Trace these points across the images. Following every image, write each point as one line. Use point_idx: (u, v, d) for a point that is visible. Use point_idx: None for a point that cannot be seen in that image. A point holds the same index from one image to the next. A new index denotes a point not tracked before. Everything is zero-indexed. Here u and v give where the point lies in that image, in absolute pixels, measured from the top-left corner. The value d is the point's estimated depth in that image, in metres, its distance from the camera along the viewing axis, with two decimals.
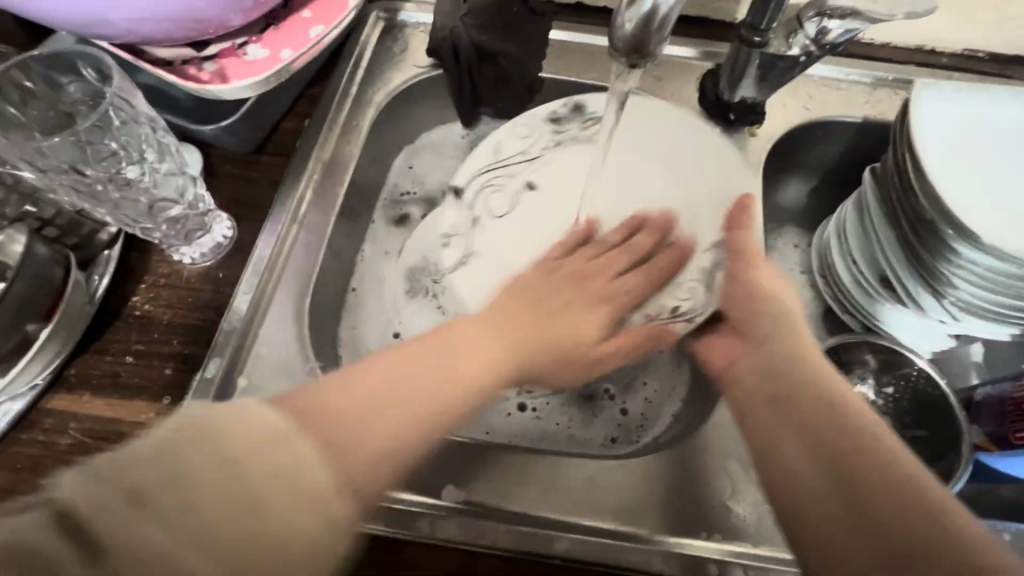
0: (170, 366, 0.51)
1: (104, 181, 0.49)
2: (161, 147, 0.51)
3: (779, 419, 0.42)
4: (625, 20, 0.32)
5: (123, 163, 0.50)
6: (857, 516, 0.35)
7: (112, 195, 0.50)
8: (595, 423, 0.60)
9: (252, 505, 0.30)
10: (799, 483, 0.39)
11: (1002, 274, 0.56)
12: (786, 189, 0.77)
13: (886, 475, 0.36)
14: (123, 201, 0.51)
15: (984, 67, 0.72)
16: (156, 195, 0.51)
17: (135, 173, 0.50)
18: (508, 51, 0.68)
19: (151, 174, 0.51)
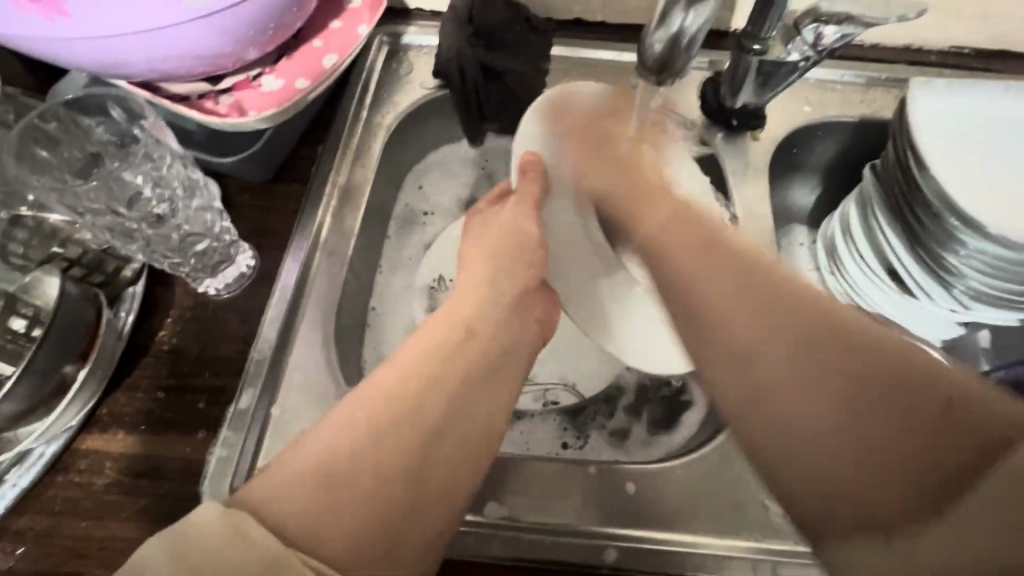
0: (203, 399, 0.50)
1: (138, 221, 0.51)
2: (189, 184, 0.53)
3: (760, 314, 0.42)
4: (654, 40, 0.33)
5: (153, 202, 0.52)
6: (817, 417, 0.38)
7: (146, 234, 0.52)
8: (634, 420, 0.61)
9: (302, 528, 0.34)
10: (799, 405, 0.39)
11: (1007, 260, 0.59)
12: (789, 188, 0.79)
13: (867, 363, 0.38)
14: (155, 238, 0.52)
15: (969, 63, 0.75)
16: (187, 230, 0.53)
17: (166, 209, 0.52)
18: (514, 69, 0.69)
19: (182, 210, 0.52)
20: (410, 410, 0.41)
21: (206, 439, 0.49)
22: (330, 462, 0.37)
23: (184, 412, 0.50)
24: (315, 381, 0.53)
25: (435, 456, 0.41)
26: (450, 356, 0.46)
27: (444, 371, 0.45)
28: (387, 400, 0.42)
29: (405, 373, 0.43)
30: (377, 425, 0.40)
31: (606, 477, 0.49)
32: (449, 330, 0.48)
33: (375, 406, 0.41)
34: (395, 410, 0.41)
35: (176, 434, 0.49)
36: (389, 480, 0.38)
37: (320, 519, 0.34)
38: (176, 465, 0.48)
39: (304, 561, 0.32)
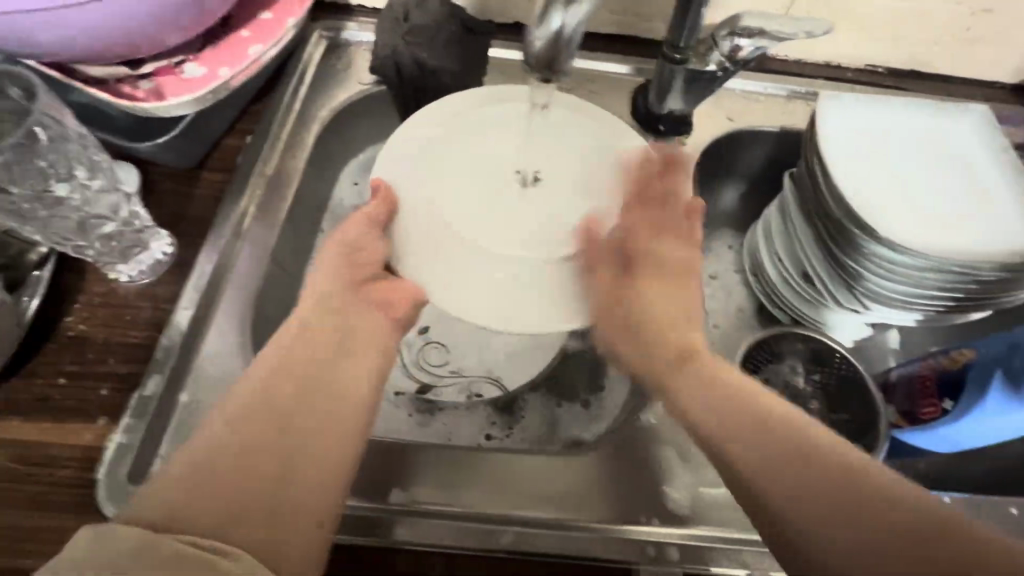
0: (106, 386, 0.50)
1: (31, 201, 0.49)
2: (92, 164, 0.51)
3: (794, 467, 0.41)
4: (536, 38, 0.35)
5: (52, 181, 0.49)
6: (836, 535, 0.38)
7: (40, 214, 0.49)
8: (554, 414, 0.63)
9: (180, 522, 0.35)
10: (801, 524, 0.39)
11: (899, 266, 0.62)
12: (718, 194, 0.83)
13: (833, 521, 0.38)
14: (52, 219, 0.50)
15: (882, 81, 0.80)
16: (88, 213, 0.51)
17: (65, 191, 0.50)
18: (449, 68, 0.70)
19: (82, 191, 0.51)
20: (280, 410, 0.43)
21: (107, 426, 0.48)
22: (216, 463, 0.38)
23: (85, 399, 0.49)
24: (228, 369, 0.52)
25: (307, 438, 0.42)
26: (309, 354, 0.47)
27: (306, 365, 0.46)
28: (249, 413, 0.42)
29: (252, 389, 0.43)
30: (237, 422, 0.41)
31: (509, 464, 0.51)
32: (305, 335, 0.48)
33: (228, 415, 0.41)
34: (247, 408, 0.42)
35: (75, 421, 0.48)
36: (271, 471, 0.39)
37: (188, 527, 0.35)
38: (72, 453, 0.47)
39: (183, 542, 0.32)
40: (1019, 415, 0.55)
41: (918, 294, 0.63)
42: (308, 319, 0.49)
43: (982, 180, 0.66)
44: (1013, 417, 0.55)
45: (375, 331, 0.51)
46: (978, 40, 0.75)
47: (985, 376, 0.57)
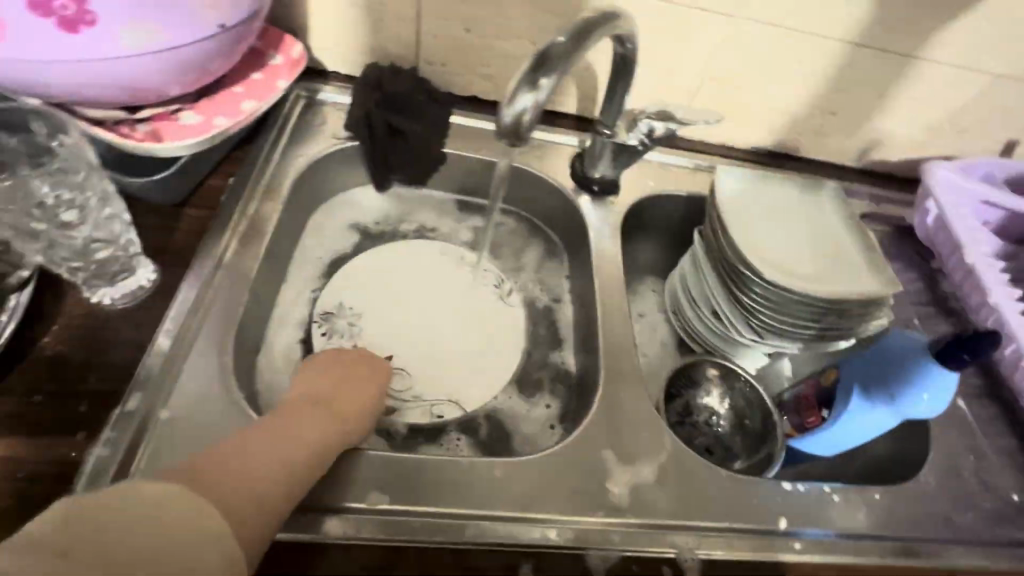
0: (85, 402, 0.51)
1: (43, 222, 0.55)
2: (103, 195, 0.57)
3: None
4: (506, 114, 0.47)
5: (62, 208, 0.55)
6: None
7: (51, 234, 0.55)
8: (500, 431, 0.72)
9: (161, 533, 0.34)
10: None
11: (783, 300, 0.77)
12: (642, 245, 0.98)
13: None
14: (59, 241, 0.56)
15: (764, 160, 1.00)
16: (92, 237, 0.56)
17: (73, 218, 0.56)
18: (416, 130, 0.81)
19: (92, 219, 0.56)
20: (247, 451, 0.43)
21: (86, 440, 0.49)
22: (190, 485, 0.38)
23: (63, 415, 0.50)
24: (207, 386, 0.56)
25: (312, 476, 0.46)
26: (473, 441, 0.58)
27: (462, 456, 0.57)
28: (269, 448, 0.45)
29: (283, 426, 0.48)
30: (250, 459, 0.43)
31: (477, 469, 0.56)
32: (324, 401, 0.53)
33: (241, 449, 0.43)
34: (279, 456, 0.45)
35: (53, 436, 0.49)
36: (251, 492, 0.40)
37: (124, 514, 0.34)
38: (50, 466, 0.48)
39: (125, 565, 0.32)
40: (875, 413, 0.67)
41: (798, 324, 0.78)
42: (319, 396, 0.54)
43: (840, 237, 0.85)
44: (870, 416, 0.68)
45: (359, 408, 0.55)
46: (829, 133, 0.97)
47: (846, 390, 0.70)
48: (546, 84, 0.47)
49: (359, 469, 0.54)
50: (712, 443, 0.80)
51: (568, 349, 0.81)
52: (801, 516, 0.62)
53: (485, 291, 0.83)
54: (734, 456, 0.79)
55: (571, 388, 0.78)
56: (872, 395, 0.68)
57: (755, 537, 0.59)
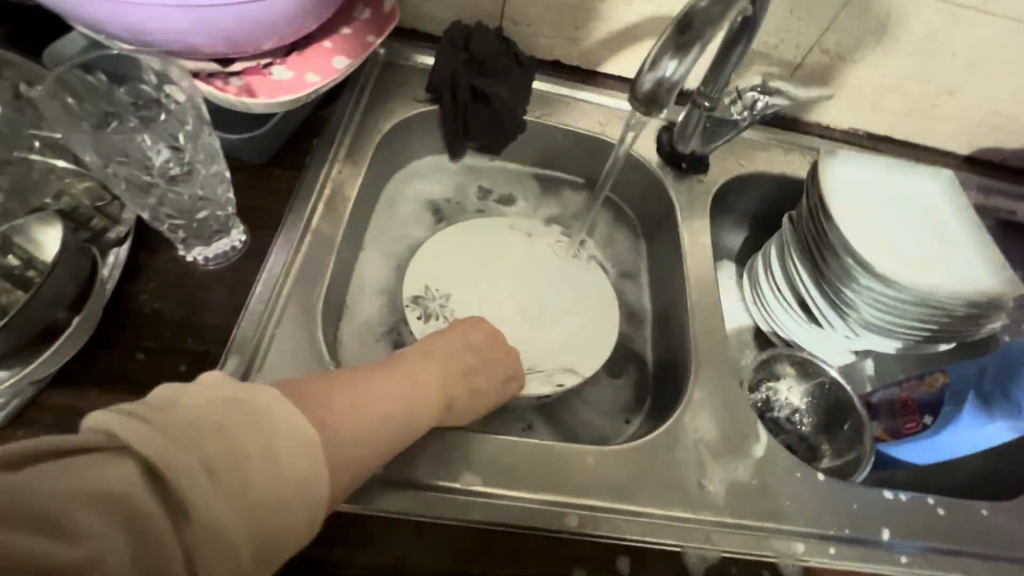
0: (185, 362, 0.51)
1: (155, 178, 0.55)
2: (210, 151, 0.56)
3: None
4: (644, 80, 0.43)
5: (172, 163, 0.56)
6: None
7: (160, 190, 0.55)
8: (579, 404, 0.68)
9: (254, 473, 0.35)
10: None
11: (888, 297, 0.71)
12: (723, 228, 0.93)
13: None
14: (168, 196, 0.55)
15: (863, 142, 0.92)
16: (198, 194, 0.55)
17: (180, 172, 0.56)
18: (502, 95, 0.77)
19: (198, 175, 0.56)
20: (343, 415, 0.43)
21: None
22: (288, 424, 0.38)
23: (165, 374, 0.50)
24: (301, 352, 0.55)
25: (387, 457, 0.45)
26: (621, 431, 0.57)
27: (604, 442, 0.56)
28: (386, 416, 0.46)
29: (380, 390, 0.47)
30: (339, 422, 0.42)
31: (568, 455, 0.54)
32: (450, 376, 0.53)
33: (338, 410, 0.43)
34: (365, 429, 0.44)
35: None
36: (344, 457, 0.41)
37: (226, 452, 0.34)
38: None
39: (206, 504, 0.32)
40: (993, 429, 0.64)
41: (905, 323, 0.72)
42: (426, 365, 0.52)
43: (950, 231, 0.78)
44: (987, 432, 0.65)
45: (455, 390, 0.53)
46: (941, 116, 0.89)
47: (958, 396, 0.68)
48: (694, 48, 0.43)
49: (453, 450, 0.53)
50: (794, 442, 0.75)
51: (645, 333, 0.78)
52: (903, 526, 0.58)
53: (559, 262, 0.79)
54: (818, 456, 0.74)
55: (651, 373, 0.75)
56: (992, 411, 0.64)
57: (856, 548, 0.56)
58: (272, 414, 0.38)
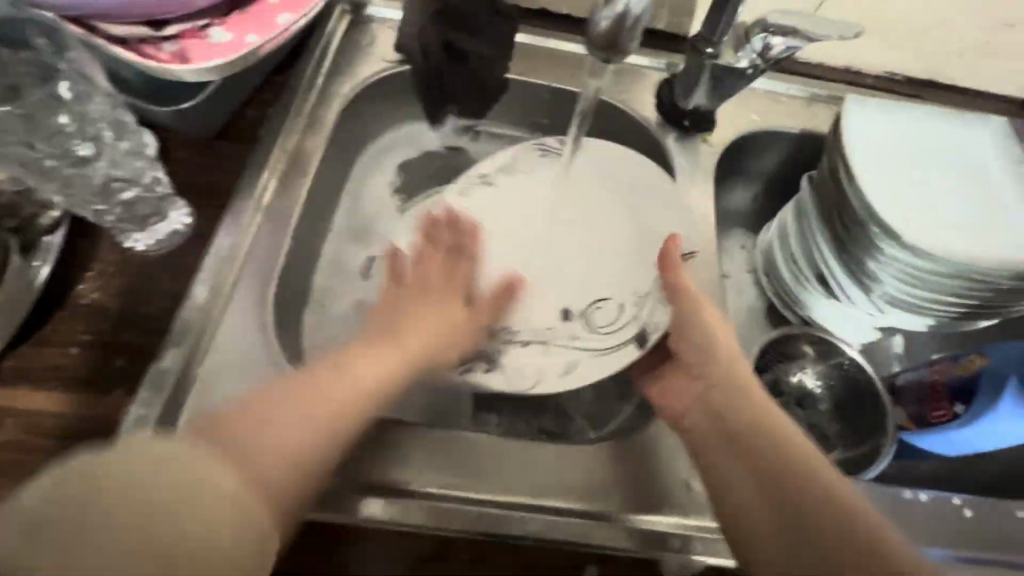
0: (121, 357, 0.48)
1: (54, 157, 0.50)
2: (117, 124, 0.52)
3: None
4: (601, 18, 0.36)
5: (74, 139, 0.51)
6: None
7: (65, 172, 0.50)
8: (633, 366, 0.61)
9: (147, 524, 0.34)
10: None
11: (925, 271, 0.62)
12: (735, 193, 0.83)
13: None
14: (76, 178, 0.51)
15: (900, 89, 0.80)
16: (112, 174, 0.51)
17: (87, 149, 0.51)
18: (478, 52, 0.69)
19: (106, 150, 0.52)
20: (275, 412, 0.44)
21: (123, 397, 0.46)
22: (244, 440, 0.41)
23: (99, 369, 0.47)
24: (249, 342, 0.51)
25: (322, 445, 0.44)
26: (727, 428, 0.48)
27: (705, 435, 0.49)
28: (373, 363, 0.50)
29: (309, 384, 0.46)
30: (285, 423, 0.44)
31: (533, 453, 0.50)
32: (406, 310, 0.56)
33: (268, 410, 0.44)
34: (309, 413, 0.45)
35: (89, 392, 0.46)
36: (314, 430, 0.44)
37: (151, 477, 0.35)
38: (89, 425, 0.45)
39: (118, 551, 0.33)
40: None
41: (940, 297, 0.63)
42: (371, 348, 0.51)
43: (1001, 189, 0.68)
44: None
45: (408, 353, 0.53)
46: (996, 52, 0.76)
47: (999, 382, 0.61)
48: None
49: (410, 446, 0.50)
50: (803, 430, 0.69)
51: None
52: (908, 530, 0.53)
53: (575, 170, 0.72)
54: (830, 445, 0.67)
55: None
56: None
57: None
58: (230, 430, 0.41)
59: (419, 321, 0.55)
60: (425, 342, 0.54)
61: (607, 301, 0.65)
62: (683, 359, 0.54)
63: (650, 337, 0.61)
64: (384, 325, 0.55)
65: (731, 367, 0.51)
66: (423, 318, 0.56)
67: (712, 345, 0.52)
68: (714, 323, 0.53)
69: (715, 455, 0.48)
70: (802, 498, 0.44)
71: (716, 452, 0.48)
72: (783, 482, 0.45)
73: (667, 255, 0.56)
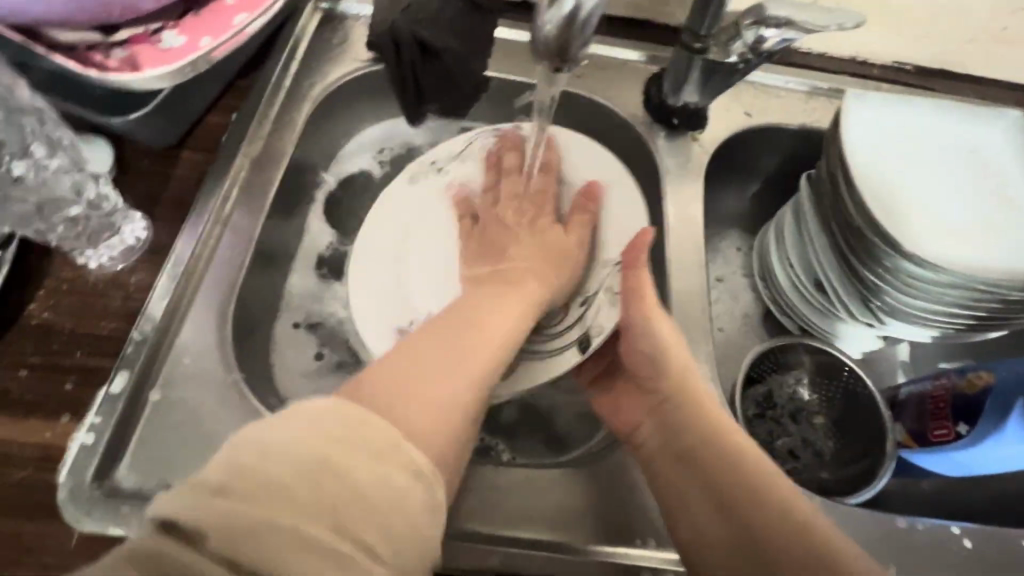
0: (71, 380, 0.46)
1: None
2: (52, 142, 0.46)
3: None
4: (548, 20, 0.33)
5: (5, 159, 0.43)
6: None
7: None
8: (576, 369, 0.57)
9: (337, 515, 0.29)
10: None
11: (929, 284, 0.57)
12: (731, 194, 0.79)
13: None
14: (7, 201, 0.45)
15: (909, 79, 0.75)
16: (48, 195, 0.46)
17: (20, 169, 0.44)
18: (453, 47, 0.63)
19: (38, 170, 0.45)
20: (439, 373, 0.40)
21: (71, 423, 0.45)
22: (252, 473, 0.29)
23: (48, 394, 0.46)
24: (204, 362, 0.49)
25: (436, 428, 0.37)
26: (677, 445, 0.47)
27: (659, 458, 0.48)
28: (451, 371, 0.41)
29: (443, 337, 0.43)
30: (439, 390, 0.39)
31: (508, 479, 0.49)
32: (492, 253, 0.55)
33: (423, 368, 0.40)
34: (460, 403, 0.39)
35: (38, 417, 0.45)
36: (458, 395, 0.40)
37: (271, 469, 0.29)
38: (36, 452, 0.44)
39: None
40: None
41: (946, 310, 0.59)
42: (454, 318, 0.46)
43: (1013, 191, 0.63)
44: None
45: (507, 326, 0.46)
46: (1014, 39, 0.70)
47: (1004, 406, 0.55)
48: None
49: None
50: (797, 445, 0.66)
51: None
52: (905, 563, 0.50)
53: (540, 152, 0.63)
54: (822, 464, 0.64)
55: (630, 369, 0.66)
56: None
57: None
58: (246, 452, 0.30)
59: (500, 299, 0.48)
60: (499, 311, 0.47)
61: (556, 299, 0.56)
62: (640, 372, 0.51)
63: (591, 342, 0.53)
64: (478, 304, 0.48)
65: (681, 378, 0.49)
66: (490, 302, 0.48)
67: (665, 361, 0.49)
68: (667, 336, 0.49)
69: (669, 479, 0.46)
70: (755, 513, 0.41)
71: (671, 477, 0.46)
72: (732, 501, 0.42)
73: (632, 252, 0.51)
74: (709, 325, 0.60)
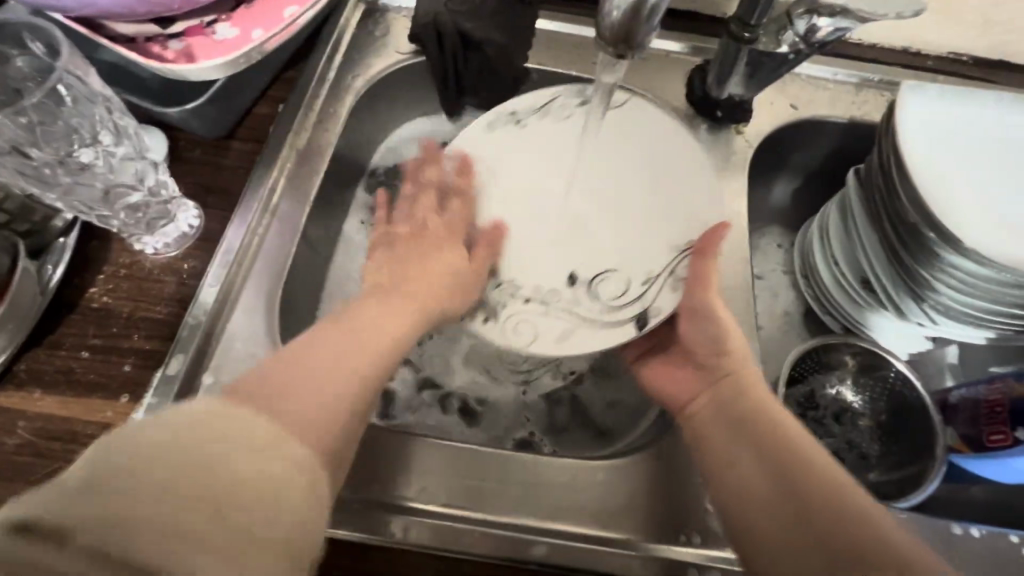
0: (129, 362, 0.48)
1: (53, 165, 0.47)
2: (117, 130, 0.49)
3: None
4: (614, 7, 0.34)
5: (76, 145, 0.48)
6: None
7: (62, 180, 0.47)
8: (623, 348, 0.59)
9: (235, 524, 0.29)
10: None
11: (990, 282, 0.55)
12: (774, 189, 0.78)
13: None
14: (75, 186, 0.48)
15: (968, 71, 0.72)
16: (113, 181, 0.49)
17: (89, 156, 0.48)
18: (495, 40, 0.63)
19: (106, 157, 0.49)
20: (315, 374, 0.39)
21: (131, 404, 0.47)
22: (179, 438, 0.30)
23: (107, 374, 0.47)
24: (254, 348, 0.50)
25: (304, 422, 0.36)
26: (734, 413, 0.46)
27: (710, 424, 0.47)
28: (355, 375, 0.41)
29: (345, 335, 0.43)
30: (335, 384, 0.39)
31: (545, 468, 0.49)
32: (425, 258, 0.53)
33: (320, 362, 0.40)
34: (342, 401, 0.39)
35: (98, 396, 0.47)
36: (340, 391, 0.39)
37: (195, 440, 0.31)
38: (97, 431, 0.46)
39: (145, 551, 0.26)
40: None
41: (1005, 310, 0.57)
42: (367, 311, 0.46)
43: None
44: None
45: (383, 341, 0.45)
46: None
47: None
48: None
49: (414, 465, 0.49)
50: (840, 447, 0.64)
51: None
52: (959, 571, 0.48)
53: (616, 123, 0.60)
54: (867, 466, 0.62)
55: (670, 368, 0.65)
56: None
57: None
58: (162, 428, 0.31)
59: (370, 310, 0.46)
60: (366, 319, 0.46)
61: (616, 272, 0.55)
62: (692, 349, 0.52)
63: (649, 320, 0.52)
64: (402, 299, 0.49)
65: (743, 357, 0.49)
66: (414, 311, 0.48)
67: (723, 340, 0.50)
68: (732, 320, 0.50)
69: (723, 474, 0.43)
70: (818, 492, 0.38)
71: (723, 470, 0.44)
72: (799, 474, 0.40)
73: (707, 241, 0.52)
74: (753, 322, 0.59)
